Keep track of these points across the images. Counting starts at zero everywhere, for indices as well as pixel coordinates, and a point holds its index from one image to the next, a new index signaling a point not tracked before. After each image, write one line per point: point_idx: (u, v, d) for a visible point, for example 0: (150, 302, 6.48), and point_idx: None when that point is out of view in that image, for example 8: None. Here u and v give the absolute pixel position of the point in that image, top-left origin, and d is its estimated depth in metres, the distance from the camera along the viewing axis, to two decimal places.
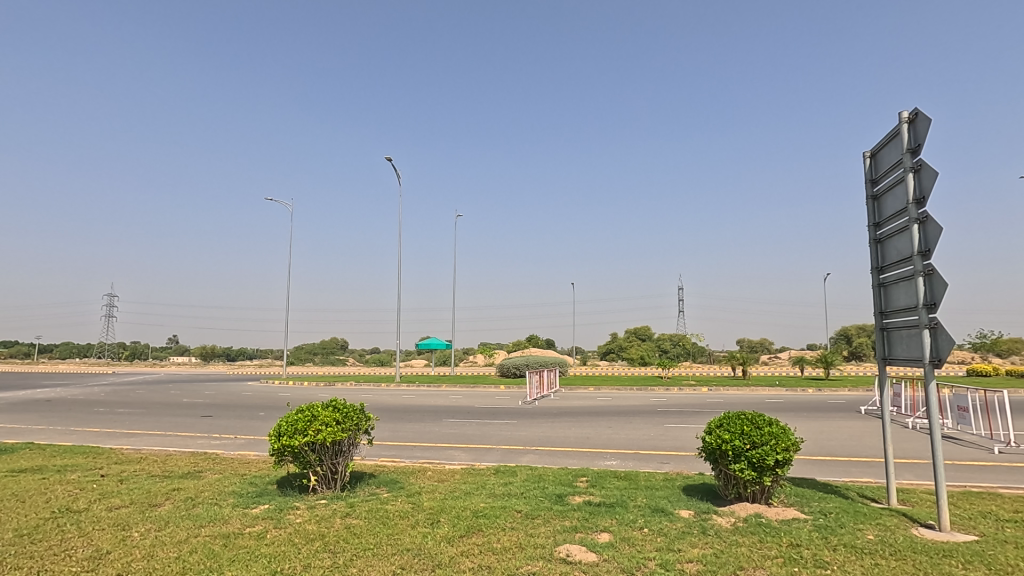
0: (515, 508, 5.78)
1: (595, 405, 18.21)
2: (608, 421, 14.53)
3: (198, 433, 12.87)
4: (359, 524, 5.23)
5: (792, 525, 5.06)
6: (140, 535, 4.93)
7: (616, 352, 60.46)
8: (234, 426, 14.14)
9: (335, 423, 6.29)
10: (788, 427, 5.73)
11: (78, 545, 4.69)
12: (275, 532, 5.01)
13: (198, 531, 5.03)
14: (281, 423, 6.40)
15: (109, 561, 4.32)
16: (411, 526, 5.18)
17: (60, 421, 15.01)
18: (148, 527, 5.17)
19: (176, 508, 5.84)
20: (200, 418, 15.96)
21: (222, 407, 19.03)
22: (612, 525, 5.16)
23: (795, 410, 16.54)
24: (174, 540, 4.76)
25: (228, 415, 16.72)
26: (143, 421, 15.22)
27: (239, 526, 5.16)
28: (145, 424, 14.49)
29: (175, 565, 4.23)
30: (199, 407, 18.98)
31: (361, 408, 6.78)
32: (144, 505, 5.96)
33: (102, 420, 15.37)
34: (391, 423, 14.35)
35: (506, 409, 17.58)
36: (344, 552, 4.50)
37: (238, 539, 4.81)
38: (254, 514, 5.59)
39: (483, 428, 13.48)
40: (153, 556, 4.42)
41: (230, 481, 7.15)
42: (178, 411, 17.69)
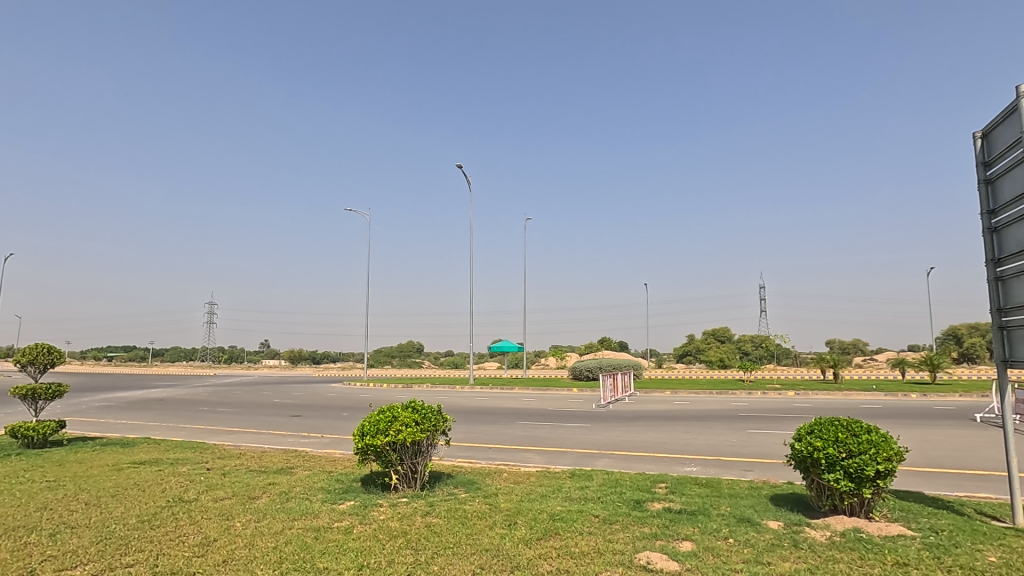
0: (592, 512, 5.71)
1: (673, 410, 17.64)
2: (687, 426, 14.00)
3: (288, 432, 13.73)
4: (439, 523, 5.37)
5: (898, 542, 4.65)
6: (242, 525, 5.33)
7: (694, 353, 58.33)
8: (321, 425, 14.95)
9: (414, 424, 6.50)
10: (890, 436, 5.27)
11: (187, 532, 5.13)
12: (361, 527, 5.24)
13: (293, 523, 5.37)
14: (363, 423, 6.69)
15: (216, 548, 4.70)
16: (490, 527, 5.25)
17: (171, 419, 16.52)
18: (248, 517, 5.59)
19: (271, 501, 6.25)
20: (290, 417, 17.06)
21: (309, 408, 20.19)
22: (694, 533, 4.97)
23: (895, 416, 15.26)
24: (272, 531, 5.11)
25: (315, 415, 17.72)
26: (241, 420, 16.44)
27: (328, 520, 5.46)
28: (243, 423, 15.64)
29: (274, 554, 4.54)
30: (289, 407, 20.28)
31: (439, 410, 6.94)
32: (243, 497, 6.43)
33: (206, 418, 16.80)
34: (466, 425, 14.60)
35: (580, 412, 17.42)
36: (426, 550, 4.64)
37: (329, 532, 5.08)
38: (341, 509, 5.88)
39: (556, 431, 13.40)
40: (255, 544, 4.77)
41: (319, 477, 7.58)
42: (271, 411, 18.99)
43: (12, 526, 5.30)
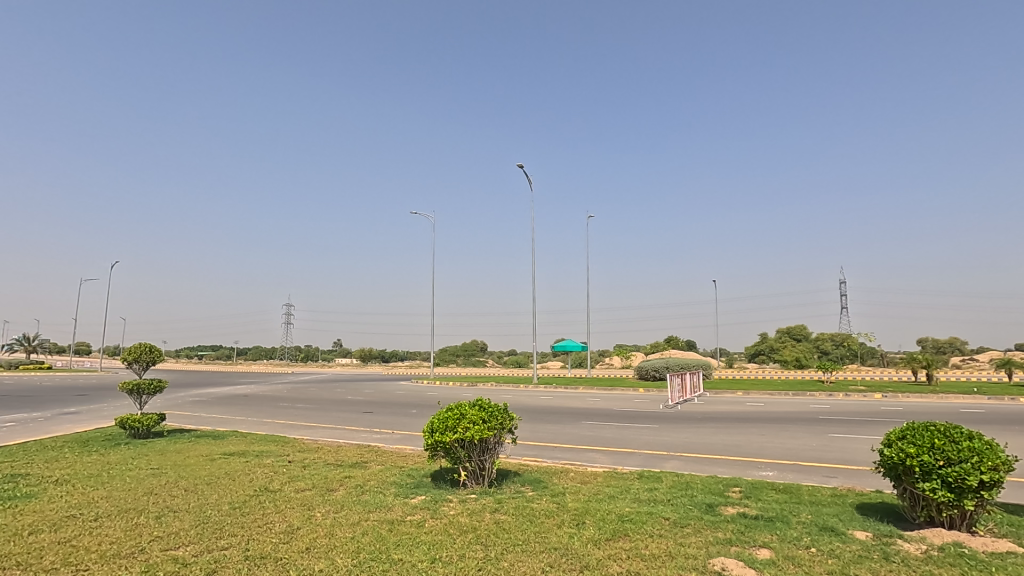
0: (662, 515, 5.59)
1: (746, 411, 16.91)
2: (761, 428, 13.39)
3: (361, 427, 14.33)
4: (508, 520, 5.44)
5: (1008, 560, 4.24)
6: (322, 515, 5.63)
7: (768, 353, 55.62)
8: (391, 422, 15.49)
9: (481, 421, 6.61)
10: (996, 444, 4.82)
11: (273, 520, 5.48)
12: (432, 522, 5.39)
13: (368, 515, 5.60)
14: (433, 420, 6.88)
15: (300, 536, 4.99)
16: (558, 526, 5.25)
17: (256, 414, 17.67)
18: (328, 508, 5.89)
19: (348, 493, 6.55)
20: (362, 414, 17.77)
21: (380, 405, 20.95)
22: (772, 541, 4.76)
23: (1001, 422, 13.88)
24: (350, 522, 5.36)
25: (385, 412, 18.37)
26: (318, 416, 17.33)
27: (401, 514, 5.65)
28: (319, 418, 16.48)
29: (352, 543, 4.76)
30: (362, 404, 21.15)
31: (505, 407, 7.02)
32: (322, 489, 6.79)
33: (287, 413, 17.83)
34: (531, 424, 14.66)
35: (647, 412, 17.05)
36: (496, 546, 4.71)
37: (402, 525, 5.26)
38: (413, 503, 6.08)
39: (622, 432, 13.20)
40: (334, 534, 5.01)
41: (391, 471, 7.86)
42: (345, 408, 19.88)
43: (125, 508, 5.87)
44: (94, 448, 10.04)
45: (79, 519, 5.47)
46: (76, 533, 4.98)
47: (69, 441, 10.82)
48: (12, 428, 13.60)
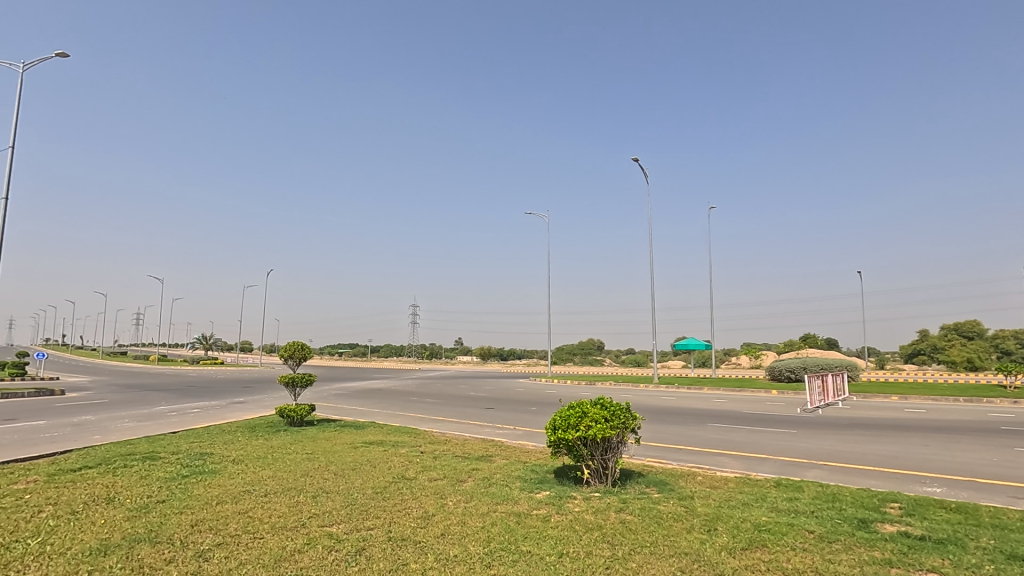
0: (805, 527, 5.16)
1: (903, 418, 14.97)
2: (924, 438, 11.76)
3: (484, 422, 14.90)
4: (634, 520, 5.35)
5: None
6: (454, 504, 5.95)
7: (929, 352, 48.69)
8: (512, 418, 15.91)
9: (604, 420, 6.55)
10: None
11: (411, 506, 5.90)
12: (558, 517, 5.47)
13: (496, 506, 5.83)
14: (555, 417, 6.98)
15: (435, 522, 5.33)
16: (687, 530, 5.07)
17: (390, 407, 19.12)
18: (458, 497, 6.22)
19: (477, 485, 6.86)
20: (484, 409, 18.44)
21: (501, 401, 21.61)
22: (943, 566, 4.18)
23: None
24: (480, 512, 5.61)
25: (506, 408, 18.93)
26: (444, 410, 18.32)
27: (527, 507, 5.80)
28: (446, 413, 17.42)
29: (483, 532, 4.99)
30: (484, 400, 21.97)
31: (628, 407, 6.91)
32: (453, 479, 7.17)
33: (417, 407, 19.09)
34: (653, 425, 14.24)
35: (782, 416, 15.77)
36: (623, 545, 4.67)
37: (529, 518, 5.40)
38: (538, 498, 6.21)
39: (754, 436, 12.34)
40: (466, 522, 5.29)
41: (516, 466, 8.09)
42: (469, 403, 20.79)
43: (288, 487, 6.66)
44: (260, 433, 11.50)
45: (253, 493, 6.31)
46: (252, 505, 5.76)
47: (241, 426, 12.51)
48: (198, 414, 16.01)
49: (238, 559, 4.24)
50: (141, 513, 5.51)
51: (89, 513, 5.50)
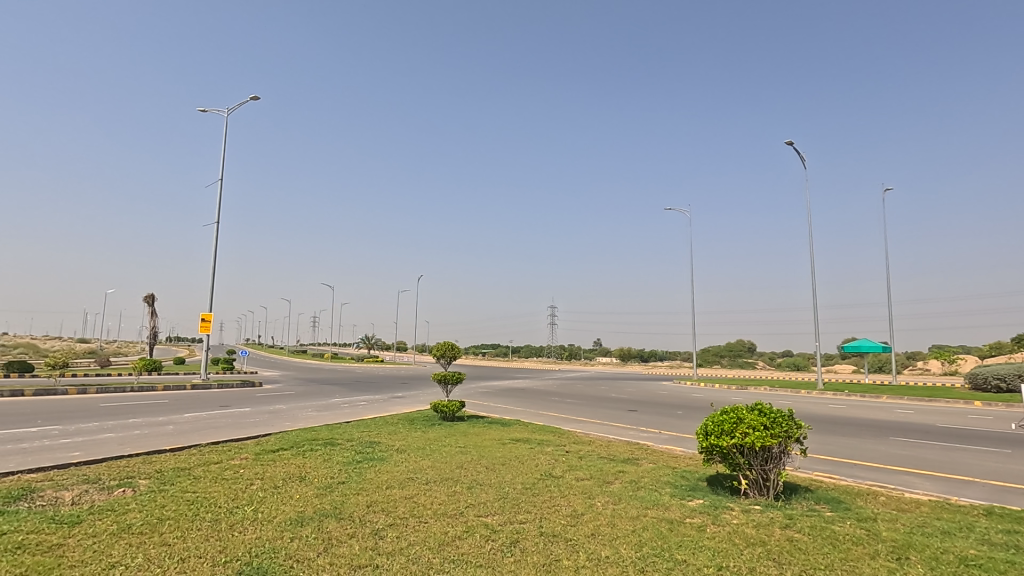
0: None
1: None
2: None
3: (628, 425, 14.62)
4: (803, 539, 4.87)
5: None
6: (603, 505, 5.92)
7: None
8: (657, 422, 15.41)
9: (763, 428, 6.06)
10: None
11: (560, 503, 6.00)
12: (714, 528, 5.18)
13: (646, 511, 5.68)
14: (707, 422, 6.63)
15: (585, 521, 5.36)
16: (870, 556, 4.49)
17: (534, 406, 19.63)
18: (607, 499, 6.18)
19: (624, 487, 6.75)
20: (627, 412, 18.09)
21: (645, 404, 21.02)
22: None
23: None
24: (630, 515, 5.52)
25: (650, 411, 18.38)
26: (586, 411, 18.31)
27: (679, 514, 5.57)
28: (588, 414, 17.41)
29: (634, 536, 4.90)
30: (627, 402, 21.54)
31: (791, 414, 6.31)
32: (600, 480, 7.14)
33: (559, 407, 19.34)
34: (819, 436, 12.84)
35: (991, 433, 13.23)
36: (792, 565, 4.27)
37: (682, 526, 5.19)
38: (691, 506, 5.93)
39: (953, 454, 10.52)
40: (616, 524, 5.23)
41: (665, 471, 7.81)
42: (611, 405, 20.54)
43: (445, 477, 7.16)
44: (418, 426, 12.52)
45: (416, 481, 6.89)
46: (415, 492, 6.28)
47: (402, 419, 13.71)
48: (365, 406, 17.89)
49: (407, 539, 4.65)
50: (327, 492, 6.30)
51: (288, 488, 6.44)
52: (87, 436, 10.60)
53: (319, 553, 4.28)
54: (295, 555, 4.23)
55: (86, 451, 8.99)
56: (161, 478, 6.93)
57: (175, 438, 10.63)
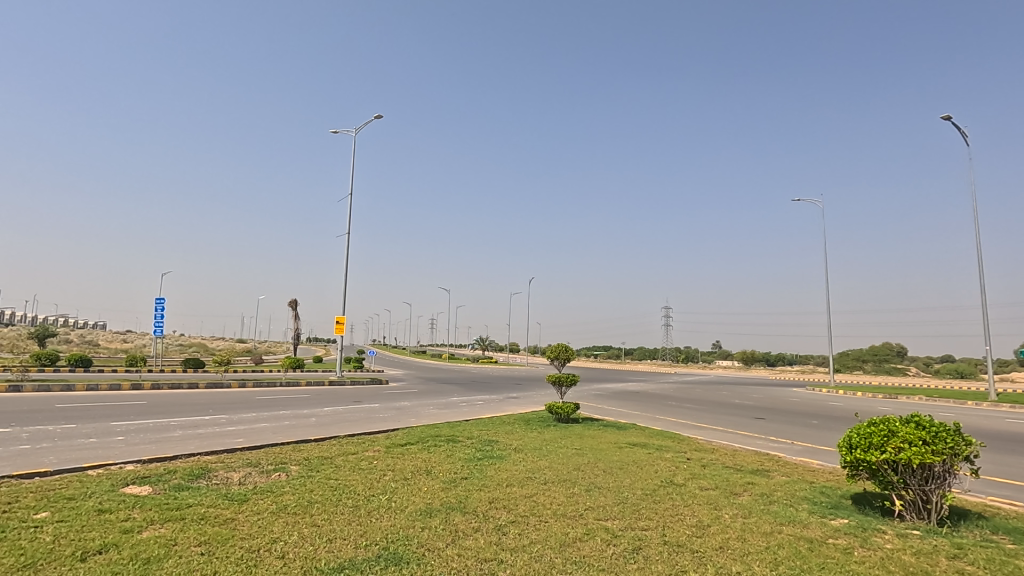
0: None
1: None
2: None
3: (755, 433, 13.67)
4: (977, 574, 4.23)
5: None
6: (731, 517, 5.59)
7: None
8: (788, 431, 14.25)
9: (922, 443, 5.36)
10: None
11: (684, 512, 5.77)
12: (863, 551, 4.67)
13: (781, 527, 5.27)
14: (852, 434, 6.02)
15: (712, 533, 5.10)
16: None
17: (651, 410, 19.07)
18: (735, 511, 5.82)
19: (755, 500, 6.32)
20: (754, 419, 16.91)
21: (774, 411, 19.52)
22: None
23: None
24: (762, 531, 5.16)
25: (780, 419, 17.04)
26: (708, 417, 17.42)
27: (820, 534, 5.10)
28: (710, 420, 16.54)
29: (768, 553, 4.58)
30: (753, 409, 20.14)
31: (957, 429, 5.51)
32: (727, 491, 6.75)
33: (678, 412, 18.60)
34: (993, 455, 11.08)
35: None
36: None
37: (823, 547, 4.75)
38: (834, 525, 5.40)
39: None
40: (746, 539, 4.92)
41: (800, 485, 7.19)
42: (735, 411, 19.33)
43: (563, 478, 7.20)
44: (534, 426, 12.72)
45: (535, 481, 7.00)
46: (534, 491, 6.39)
47: (518, 419, 13.99)
48: (482, 405, 18.50)
49: (529, 537, 4.74)
50: (451, 485, 6.62)
51: (416, 480, 6.86)
52: (247, 425, 12.10)
53: (447, 544, 4.52)
54: (426, 543, 4.51)
55: (247, 438, 10.26)
56: (308, 465, 7.72)
57: (317, 430, 11.78)
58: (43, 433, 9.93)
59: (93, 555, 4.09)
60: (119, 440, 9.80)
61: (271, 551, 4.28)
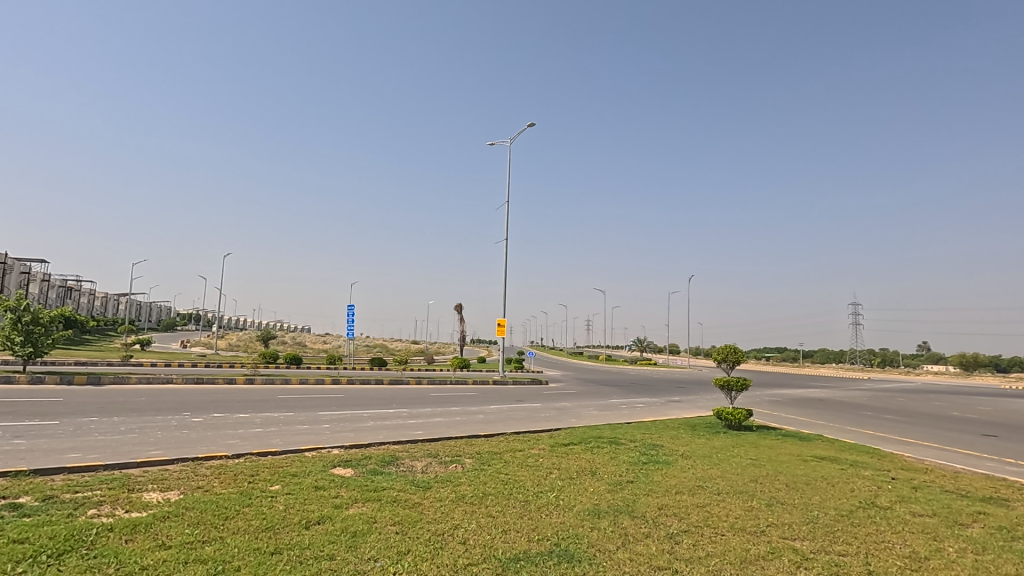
0: None
1: None
2: None
3: (984, 454, 11.32)
4: None
5: None
6: (958, 552, 4.70)
7: None
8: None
9: None
10: None
11: (892, 540, 4.99)
12: None
13: None
14: None
15: (932, 568, 4.33)
16: None
17: (840, 420, 16.87)
18: (963, 545, 4.87)
19: (990, 534, 5.22)
20: (981, 436, 14.03)
21: (1010, 427, 15.98)
22: None
23: None
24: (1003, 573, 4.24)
25: (1020, 438, 13.89)
26: (917, 431, 14.85)
27: None
28: (920, 435, 14.09)
29: None
30: (980, 424, 16.71)
31: None
32: (949, 520, 5.68)
33: (877, 424, 16.15)
34: None
35: None
36: None
37: None
38: None
39: None
40: None
41: None
42: (954, 425, 16.22)
43: (739, 489, 6.69)
44: (701, 432, 12.04)
45: (707, 490, 6.62)
46: (707, 501, 6.04)
47: (684, 424, 13.35)
48: (645, 408, 18.01)
49: (705, 549, 4.49)
50: (618, 488, 6.55)
51: (582, 480, 6.92)
52: (425, 419, 13.27)
53: (617, 547, 4.48)
54: (597, 545, 4.51)
55: (425, 431, 11.27)
56: (481, 458, 8.22)
57: (485, 426, 12.49)
58: (270, 419, 11.96)
59: (314, 524, 4.82)
60: (325, 427, 11.42)
61: (453, 536, 4.64)
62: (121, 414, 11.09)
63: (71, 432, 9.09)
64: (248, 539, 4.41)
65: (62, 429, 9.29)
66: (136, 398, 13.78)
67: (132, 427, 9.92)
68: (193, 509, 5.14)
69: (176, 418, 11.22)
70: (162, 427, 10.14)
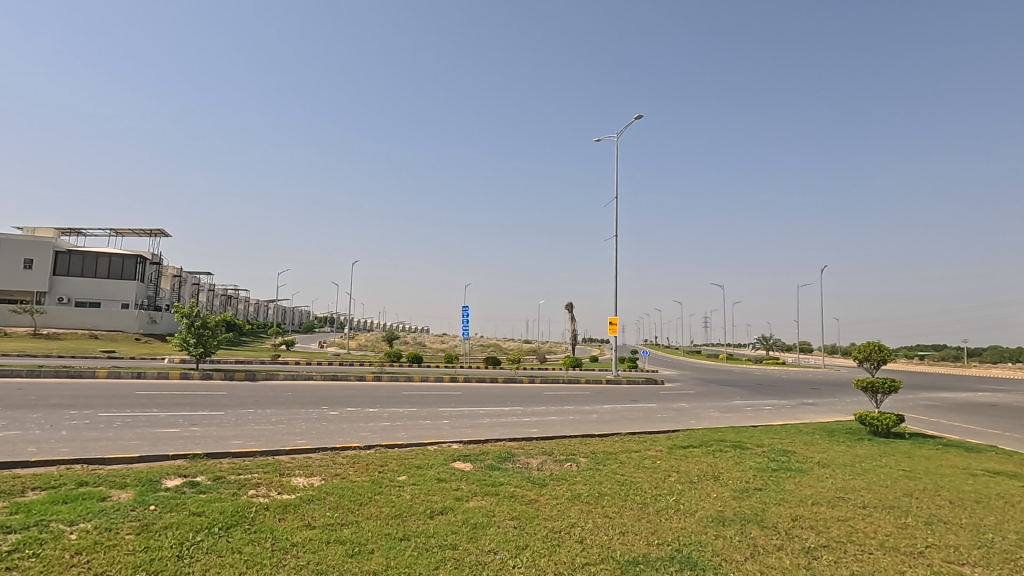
0: None
1: None
2: None
3: None
4: None
5: None
6: None
7: None
8: None
9: None
10: None
11: None
12: None
13: None
14: None
15: None
16: None
17: (1020, 429, 14.39)
18: None
19: None
20: None
21: None
22: None
23: None
24: None
25: None
26: None
27: None
28: None
29: None
30: None
31: None
32: None
33: None
34: None
35: None
36: None
37: None
38: None
39: None
40: None
41: None
42: None
43: (889, 504, 5.96)
44: (840, 438, 10.93)
45: (849, 502, 5.98)
46: (851, 515, 5.46)
47: (819, 429, 12.19)
48: (773, 411, 16.69)
49: (849, 568, 4.08)
50: (745, 495, 6.14)
51: (704, 485, 6.60)
52: (539, 417, 13.42)
53: (746, 558, 4.20)
54: (722, 554, 4.27)
55: (540, 429, 11.42)
56: (595, 458, 8.14)
57: (600, 425, 12.35)
58: (397, 414, 12.80)
59: (438, 514, 5.08)
60: (445, 422, 12.00)
61: (570, 535, 4.64)
62: (272, 407, 12.51)
63: (233, 422, 10.44)
64: (379, 524, 4.75)
65: (227, 419, 10.69)
66: (284, 393, 15.46)
67: (281, 418, 11.13)
68: (333, 494, 5.66)
69: (318, 411, 12.43)
70: (306, 419, 11.26)
